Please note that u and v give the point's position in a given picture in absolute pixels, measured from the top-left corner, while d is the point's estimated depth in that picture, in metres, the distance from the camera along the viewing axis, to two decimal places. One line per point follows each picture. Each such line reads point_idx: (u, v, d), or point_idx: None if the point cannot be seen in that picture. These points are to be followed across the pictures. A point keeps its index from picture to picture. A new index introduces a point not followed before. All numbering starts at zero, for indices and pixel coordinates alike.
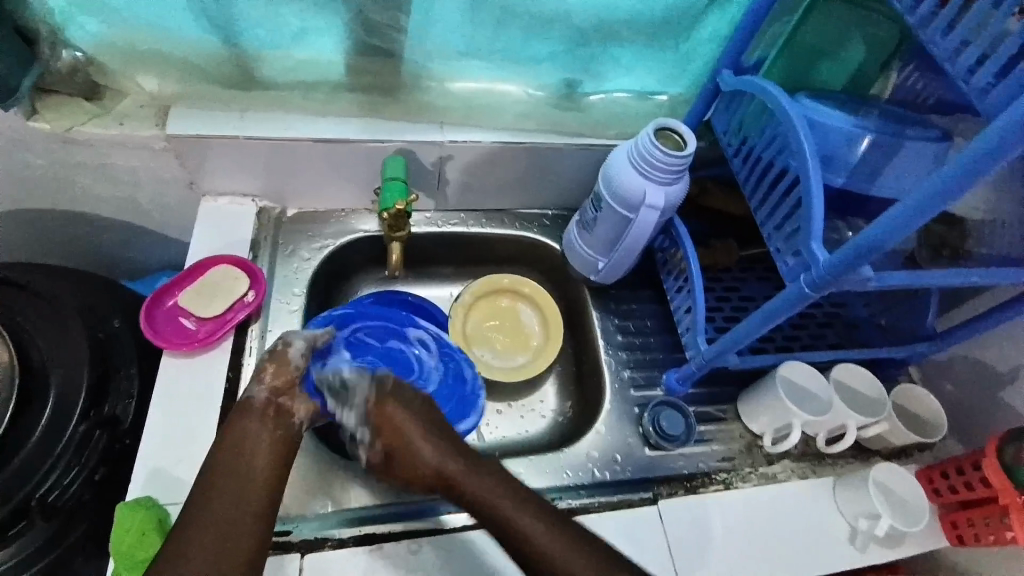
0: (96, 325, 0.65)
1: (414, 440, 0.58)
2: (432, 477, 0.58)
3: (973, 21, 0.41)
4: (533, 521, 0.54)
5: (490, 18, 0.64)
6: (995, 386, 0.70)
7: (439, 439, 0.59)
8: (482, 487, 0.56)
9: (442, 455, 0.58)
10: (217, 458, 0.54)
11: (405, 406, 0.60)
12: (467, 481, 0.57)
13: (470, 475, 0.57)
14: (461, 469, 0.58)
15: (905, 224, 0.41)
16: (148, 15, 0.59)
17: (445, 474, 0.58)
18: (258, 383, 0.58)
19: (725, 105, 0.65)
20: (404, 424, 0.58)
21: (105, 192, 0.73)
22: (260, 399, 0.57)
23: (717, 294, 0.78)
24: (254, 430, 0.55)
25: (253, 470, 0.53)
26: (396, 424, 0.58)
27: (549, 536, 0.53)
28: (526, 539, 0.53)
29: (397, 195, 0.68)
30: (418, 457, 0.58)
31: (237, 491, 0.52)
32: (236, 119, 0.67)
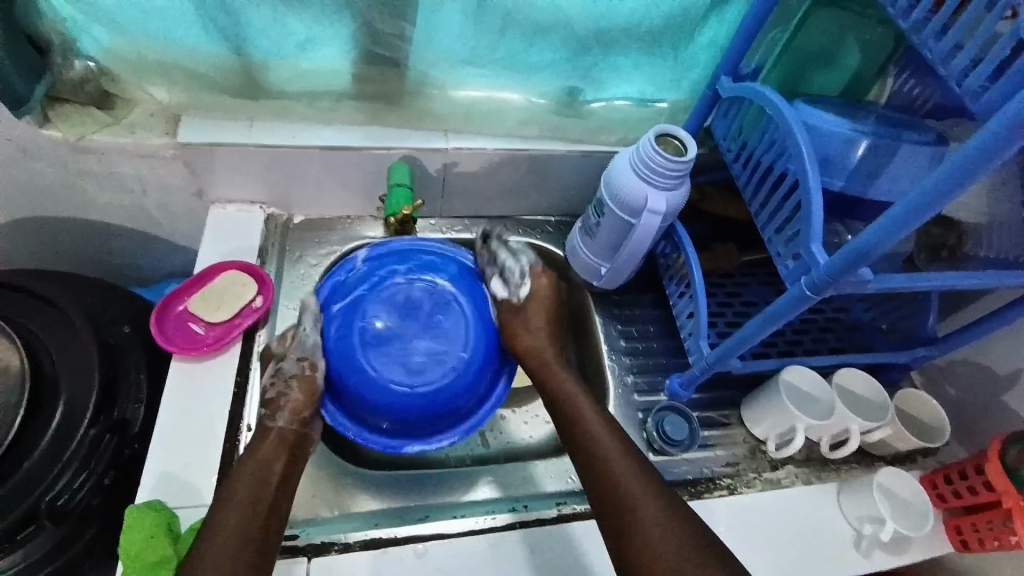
0: (106, 331, 0.66)
1: (539, 317, 0.70)
2: (532, 346, 0.68)
3: (967, 24, 0.42)
4: (602, 423, 0.61)
5: (492, 27, 0.65)
6: (998, 389, 0.70)
7: (552, 329, 0.71)
8: (566, 382, 0.65)
9: (548, 341, 0.69)
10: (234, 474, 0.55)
11: (554, 296, 0.72)
12: (554, 368, 0.67)
13: (565, 372, 0.66)
14: (557, 359, 0.68)
15: (900, 226, 0.42)
16: (159, 25, 0.61)
17: (542, 356, 0.67)
18: (271, 416, 0.61)
19: (724, 111, 0.66)
20: (539, 302, 0.71)
21: (115, 200, 0.74)
22: (277, 425, 0.60)
23: (718, 299, 0.78)
24: (269, 454, 0.58)
25: (270, 486, 0.55)
26: (536, 298, 0.71)
27: (611, 434, 0.59)
28: (590, 433, 0.60)
29: (402, 200, 0.69)
30: (534, 329, 0.69)
31: (256, 506, 0.53)
32: (244, 127, 0.69)
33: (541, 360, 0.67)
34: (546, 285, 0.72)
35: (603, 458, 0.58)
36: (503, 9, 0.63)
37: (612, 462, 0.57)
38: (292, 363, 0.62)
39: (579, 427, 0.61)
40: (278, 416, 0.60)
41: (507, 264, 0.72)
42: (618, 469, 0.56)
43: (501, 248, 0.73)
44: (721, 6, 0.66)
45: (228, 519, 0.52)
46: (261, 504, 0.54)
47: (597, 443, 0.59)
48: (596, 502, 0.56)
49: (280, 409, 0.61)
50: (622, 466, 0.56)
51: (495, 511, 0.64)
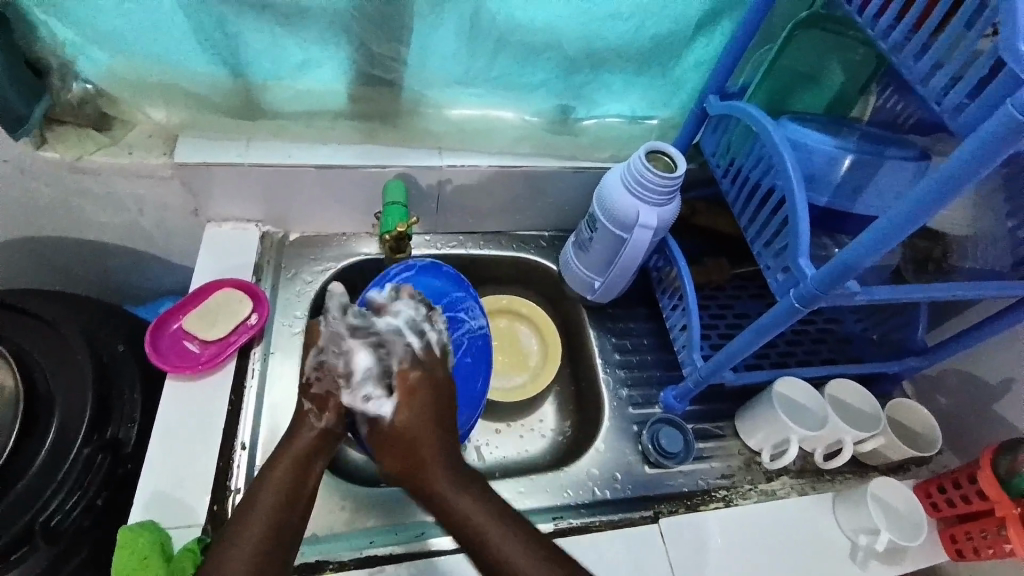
0: (100, 349, 0.66)
1: (420, 437, 0.52)
2: (416, 474, 0.52)
3: (944, 44, 0.43)
4: (520, 551, 0.48)
5: (486, 47, 0.66)
6: (989, 399, 0.71)
7: (443, 444, 0.53)
8: (456, 496, 0.51)
9: (439, 465, 0.52)
10: (269, 470, 0.52)
11: (430, 393, 0.54)
12: (441, 484, 0.51)
13: (462, 498, 0.51)
14: (446, 479, 0.51)
15: (880, 244, 0.44)
16: (158, 48, 0.62)
17: (431, 484, 0.51)
18: (318, 413, 0.55)
19: (712, 128, 0.68)
20: (414, 414, 0.53)
21: (111, 219, 0.74)
22: (321, 426, 0.54)
23: (711, 312, 0.79)
24: (307, 455, 0.53)
25: (302, 488, 0.52)
26: (405, 412, 0.53)
27: (531, 558, 0.48)
28: (508, 567, 0.48)
29: (397, 218, 0.69)
30: (417, 452, 0.52)
31: (284, 510, 0.50)
32: (241, 146, 0.70)
33: (433, 494, 0.51)
34: (417, 380, 0.54)
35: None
36: (497, 31, 0.64)
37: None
38: (336, 360, 0.53)
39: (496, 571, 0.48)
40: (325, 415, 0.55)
41: (388, 333, 0.54)
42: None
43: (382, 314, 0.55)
44: (708, 27, 0.67)
45: (255, 520, 0.49)
46: (290, 506, 0.51)
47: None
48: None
49: (329, 408, 0.54)
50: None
51: None
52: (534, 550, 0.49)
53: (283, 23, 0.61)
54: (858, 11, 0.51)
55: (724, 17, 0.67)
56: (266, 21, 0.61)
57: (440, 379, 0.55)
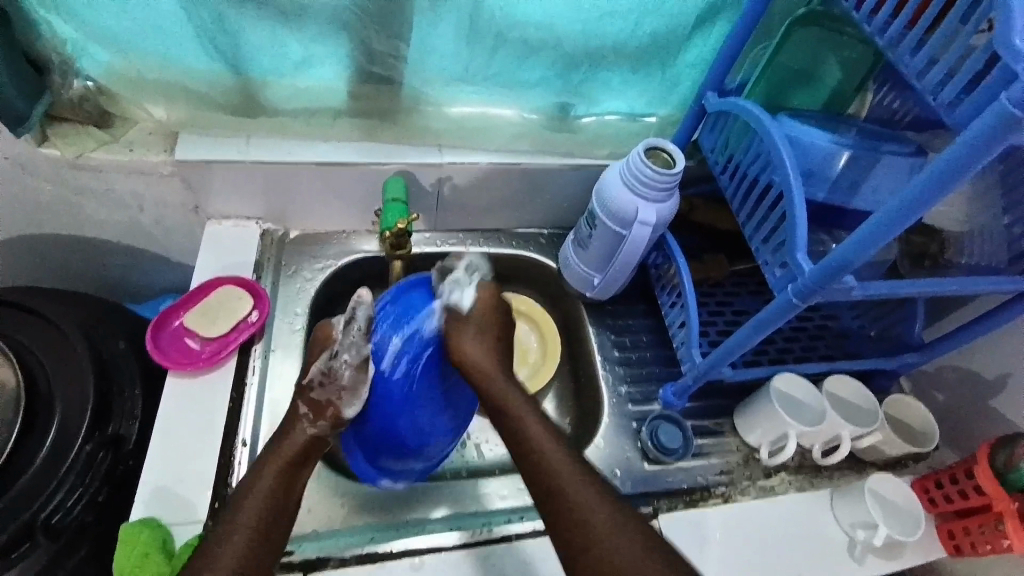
0: (101, 346, 0.66)
1: (487, 344, 0.60)
2: (481, 368, 0.59)
3: (939, 39, 0.43)
4: (560, 450, 0.54)
5: (485, 45, 0.66)
6: (986, 394, 0.72)
7: (504, 357, 0.61)
8: (529, 418, 0.56)
9: (499, 368, 0.59)
10: (258, 472, 0.53)
11: (497, 316, 0.62)
12: (517, 406, 0.57)
13: (518, 398, 0.58)
14: (507, 378, 0.59)
15: (875, 239, 0.44)
16: (158, 46, 0.62)
17: (493, 379, 0.58)
18: (311, 420, 0.57)
19: (711, 126, 0.68)
20: (485, 328, 0.61)
21: (112, 216, 0.75)
22: (312, 431, 0.56)
23: (710, 308, 0.80)
24: (297, 460, 0.55)
25: (290, 491, 0.54)
26: (479, 323, 0.60)
27: (585, 482, 0.52)
28: (543, 456, 0.53)
29: (398, 215, 0.70)
30: (484, 355, 0.59)
31: (272, 513, 0.51)
32: (241, 144, 0.70)
33: (494, 387, 0.58)
34: (486, 305, 0.62)
35: (561, 494, 0.51)
36: (496, 28, 0.65)
37: (579, 503, 0.50)
38: (343, 364, 0.57)
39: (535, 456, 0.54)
40: (316, 422, 0.57)
41: (445, 292, 0.60)
42: (580, 503, 0.50)
43: (451, 273, 0.61)
44: (706, 24, 0.68)
45: (240, 525, 0.50)
46: (276, 515, 0.52)
47: (558, 477, 0.52)
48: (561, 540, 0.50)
49: (325, 416, 0.57)
50: (589, 502, 0.50)
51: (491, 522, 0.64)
52: (567, 451, 0.54)
53: (283, 21, 0.61)
54: (854, 8, 0.52)
55: (721, 15, 0.67)
56: (267, 19, 0.61)
57: (505, 308, 0.64)
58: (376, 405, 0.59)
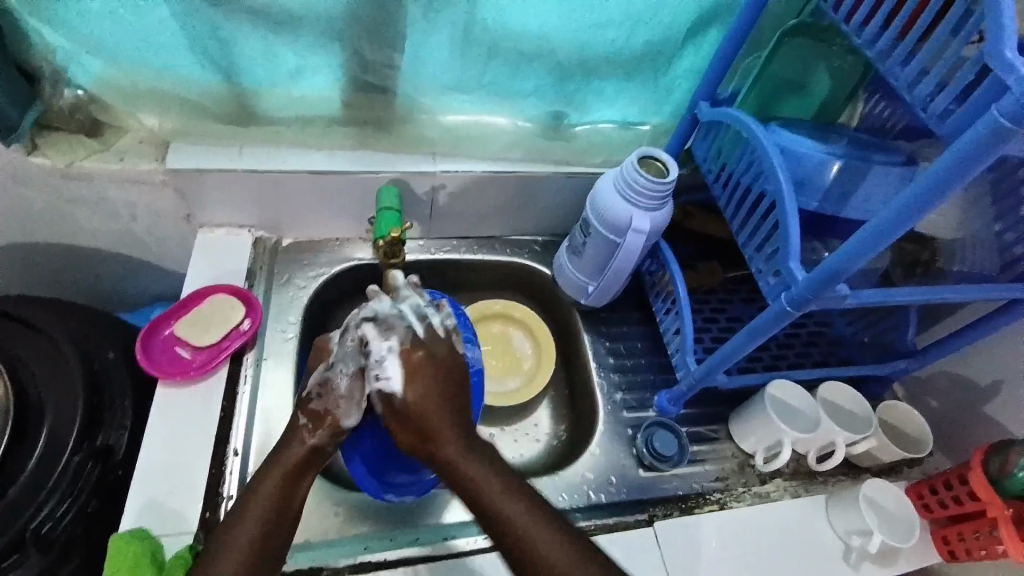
0: (91, 357, 0.66)
1: (431, 396, 0.55)
2: (423, 430, 0.54)
3: (931, 50, 0.44)
4: (500, 488, 0.52)
5: (479, 55, 0.66)
6: (978, 400, 0.72)
7: (455, 400, 0.56)
8: (465, 461, 0.53)
9: (445, 419, 0.54)
10: (258, 482, 0.53)
11: (440, 372, 0.56)
12: (451, 449, 0.53)
13: (464, 451, 0.53)
14: (450, 431, 0.54)
15: (868, 248, 0.44)
16: (151, 55, 0.62)
17: (436, 436, 0.54)
18: (311, 430, 0.56)
19: (704, 134, 0.69)
20: (426, 382, 0.55)
21: (103, 225, 0.74)
22: (311, 441, 0.55)
23: (704, 315, 0.80)
24: (297, 471, 0.54)
25: (290, 502, 0.53)
26: (416, 381, 0.55)
27: (536, 526, 0.50)
28: (501, 512, 0.50)
29: (392, 223, 0.70)
30: (426, 416, 0.54)
31: (270, 525, 0.51)
32: (234, 153, 0.69)
33: (435, 447, 0.54)
34: (422, 359, 0.56)
35: (513, 541, 0.49)
36: (490, 38, 0.65)
37: (549, 563, 0.48)
38: (343, 373, 0.57)
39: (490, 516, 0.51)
40: (317, 432, 0.56)
41: (394, 329, 0.56)
42: (536, 551, 0.49)
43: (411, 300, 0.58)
44: (698, 34, 0.68)
45: (235, 539, 0.50)
46: (276, 527, 0.51)
47: (520, 537, 0.49)
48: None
49: (324, 425, 0.56)
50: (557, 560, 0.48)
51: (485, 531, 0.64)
52: (525, 503, 0.51)
53: (276, 31, 0.61)
54: (844, 19, 0.52)
55: (713, 25, 0.67)
56: (259, 29, 0.61)
57: (451, 352, 0.57)
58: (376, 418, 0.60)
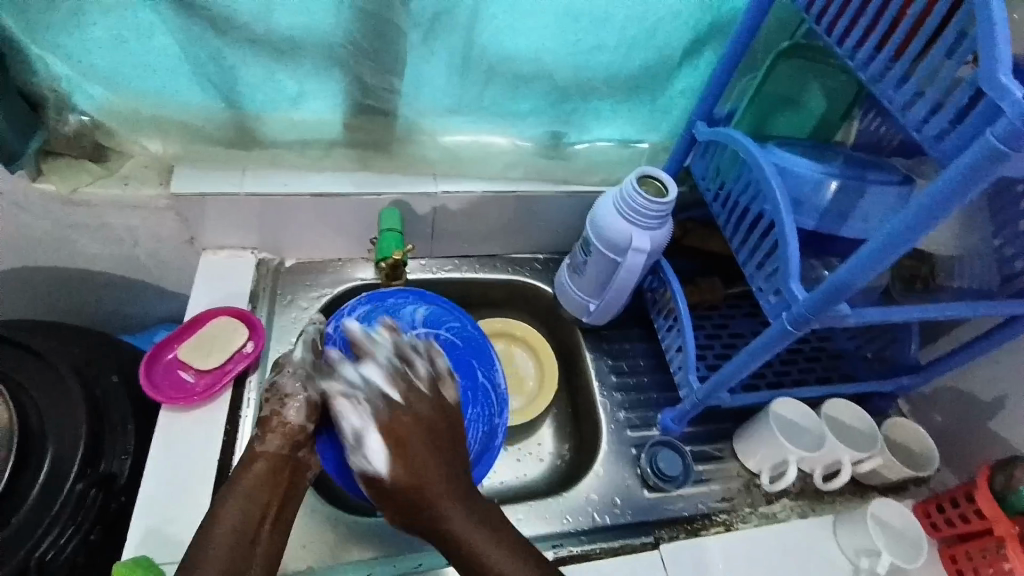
0: (93, 383, 0.66)
1: (417, 458, 0.54)
2: (412, 496, 0.53)
3: (925, 71, 0.44)
4: (506, 559, 0.52)
5: (477, 78, 0.67)
6: (984, 416, 0.72)
7: (440, 454, 0.56)
8: (460, 522, 0.53)
9: (430, 472, 0.54)
10: (220, 502, 0.53)
11: (427, 422, 0.56)
12: (446, 507, 0.53)
13: (475, 526, 0.53)
14: (450, 498, 0.54)
15: (870, 266, 0.44)
16: (157, 83, 0.63)
17: (435, 506, 0.53)
18: (261, 438, 0.57)
19: (702, 153, 0.69)
20: (412, 459, 0.54)
21: (107, 250, 0.74)
22: (264, 450, 0.56)
23: (706, 332, 0.80)
24: (258, 484, 0.54)
25: (258, 519, 0.53)
26: (402, 461, 0.54)
27: None
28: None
29: (393, 245, 0.70)
30: (416, 459, 0.54)
31: (238, 551, 0.51)
32: (237, 176, 0.70)
33: (435, 513, 0.53)
34: (413, 421, 0.56)
35: None
36: (487, 61, 0.66)
37: None
38: (291, 377, 0.58)
39: None
40: (270, 439, 0.56)
41: (358, 383, 0.56)
42: None
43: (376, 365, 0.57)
44: (694, 55, 0.69)
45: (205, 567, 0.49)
46: (248, 550, 0.51)
47: None
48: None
49: (273, 430, 0.57)
50: None
51: None
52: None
53: (276, 57, 0.62)
54: (837, 42, 0.52)
55: (708, 46, 0.68)
56: (261, 57, 0.62)
57: (433, 405, 0.57)
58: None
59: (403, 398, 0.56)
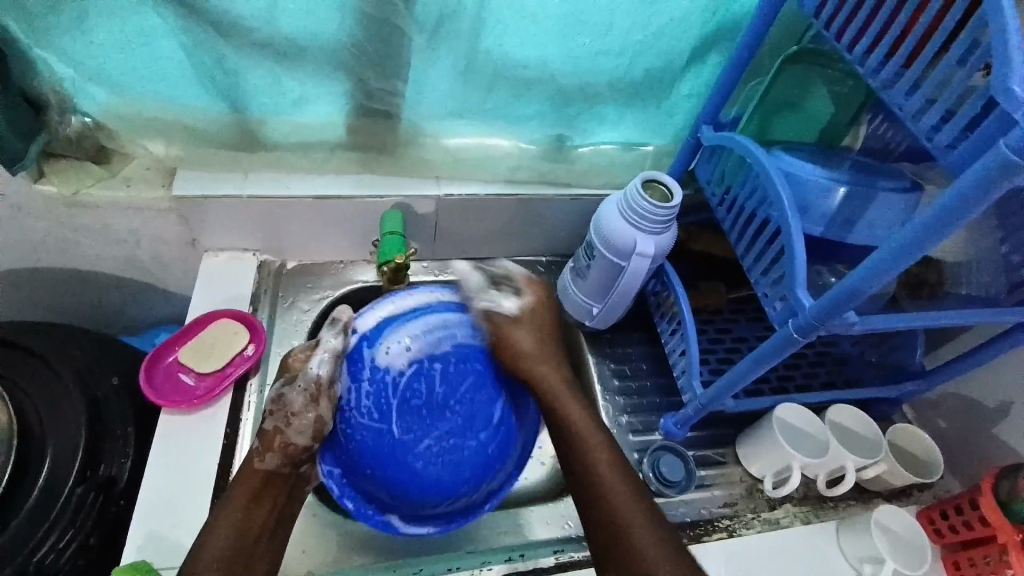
0: (94, 385, 0.65)
1: (530, 335, 0.67)
2: (527, 370, 0.66)
3: (937, 80, 0.43)
4: (595, 432, 0.61)
5: (481, 82, 0.67)
6: (990, 423, 0.71)
7: (546, 328, 0.69)
8: (551, 372, 0.66)
9: (539, 326, 0.69)
10: (213, 523, 0.53)
11: (541, 304, 0.70)
12: (547, 362, 0.66)
13: (578, 409, 0.63)
14: (552, 365, 0.67)
15: (882, 272, 0.43)
16: (161, 84, 0.63)
17: (544, 384, 0.65)
18: (260, 454, 0.57)
19: (707, 158, 0.68)
20: (532, 318, 0.69)
21: (108, 252, 0.74)
22: (263, 466, 0.57)
23: (709, 336, 0.79)
24: (254, 500, 0.55)
25: (258, 528, 0.55)
26: (520, 317, 0.68)
27: (637, 505, 0.56)
28: (598, 473, 0.58)
29: (396, 249, 0.69)
30: (539, 326, 0.68)
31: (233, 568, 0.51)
32: (239, 178, 0.70)
33: (531, 363, 0.66)
34: (536, 291, 0.71)
35: (613, 517, 0.55)
36: (492, 65, 0.65)
37: (631, 529, 0.54)
38: (298, 391, 0.59)
39: (586, 470, 0.59)
40: (269, 457, 0.57)
41: (466, 280, 0.68)
42: (625, 518, 0.55)
43: (483, 300, 0.68)
44: (700, 58, 0.69)
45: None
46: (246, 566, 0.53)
47: (596, 469, 0.58)
48: (594, 525, 0.56)
49: (273, 449, 0.58)
50: (619, 498, 0.56)
51: (490, 561, 0.62)
52: (614, 459, 0.59)
53: (279, 61, 0.62)
54: (847, 48, 0.52)
55: (715, 48, 0.68)
56: (262, 58, 0.61)
57: (556, 319, 0.71)
58: (370, 453, 0.64)
59: (532, 280, 0.71)
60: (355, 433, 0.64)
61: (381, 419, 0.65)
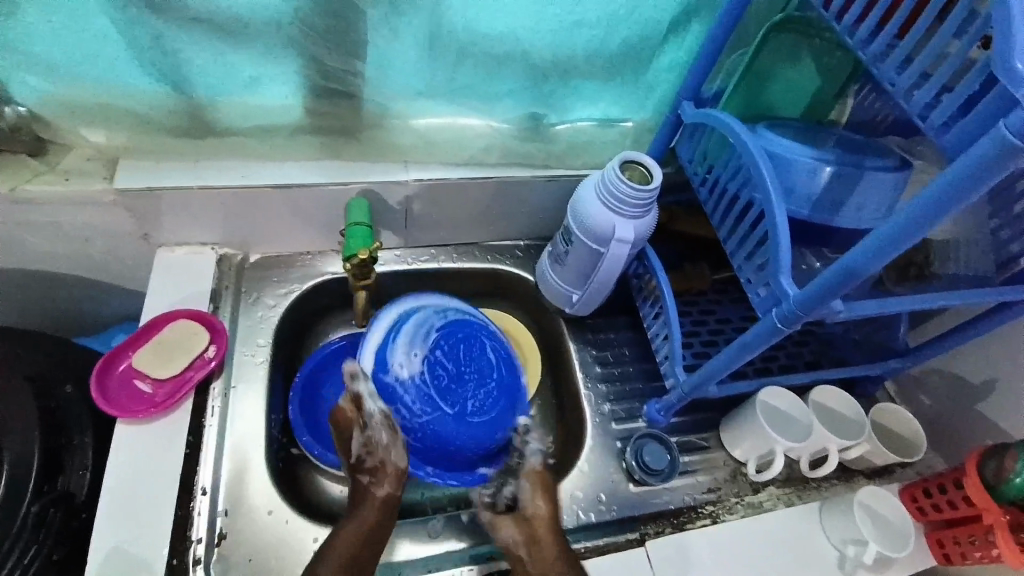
0: (47, 393, 0.61)
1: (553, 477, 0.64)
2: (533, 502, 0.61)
3: (931, 54, 0.40)
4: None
5: (448, 59, 0.63)
6: (973, 399, 0.71)
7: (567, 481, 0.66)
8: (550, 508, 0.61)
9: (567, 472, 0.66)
10: (332, 538, 0.55)
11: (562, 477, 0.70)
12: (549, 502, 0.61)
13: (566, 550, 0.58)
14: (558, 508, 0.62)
15: (874, 259, 0.41)
16: (99, 68, 0.58)
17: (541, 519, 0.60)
18: (377, 483, 0.59)
19: (688, 135, 0.65)
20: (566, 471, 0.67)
21: (55, 250, 0.69)
22: (380, 492, 0.58)
23: (693, 318, 0.78)
24: (373, 525, 0.57)
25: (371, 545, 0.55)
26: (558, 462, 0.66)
27: None
28: None
29: (361, 242, 0.65)
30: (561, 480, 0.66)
31: None
32: (192, 168, 0.65)
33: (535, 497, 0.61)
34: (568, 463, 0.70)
35: None
36: (457, 41, 0.61)
37: None
38: (379, 428, 0.60)
39: None
40: (385, 484, 0.59)
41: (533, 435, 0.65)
42: None
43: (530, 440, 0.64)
44: (680, 29, 0.65)
45: None
46: None
47: None
48: None
49: (388, 475, 0.59)
50: None
51: None
52: None
53: (226, 39, 0.57)
54: (836, 18, 0.49)
55: (695, 18, 0.64)
56: (206, 36, 0.56)
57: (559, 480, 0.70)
58: (438, 436, 0.61)
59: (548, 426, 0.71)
60: (420, 427, 0.60)
61: (430, 408, 0.60)
